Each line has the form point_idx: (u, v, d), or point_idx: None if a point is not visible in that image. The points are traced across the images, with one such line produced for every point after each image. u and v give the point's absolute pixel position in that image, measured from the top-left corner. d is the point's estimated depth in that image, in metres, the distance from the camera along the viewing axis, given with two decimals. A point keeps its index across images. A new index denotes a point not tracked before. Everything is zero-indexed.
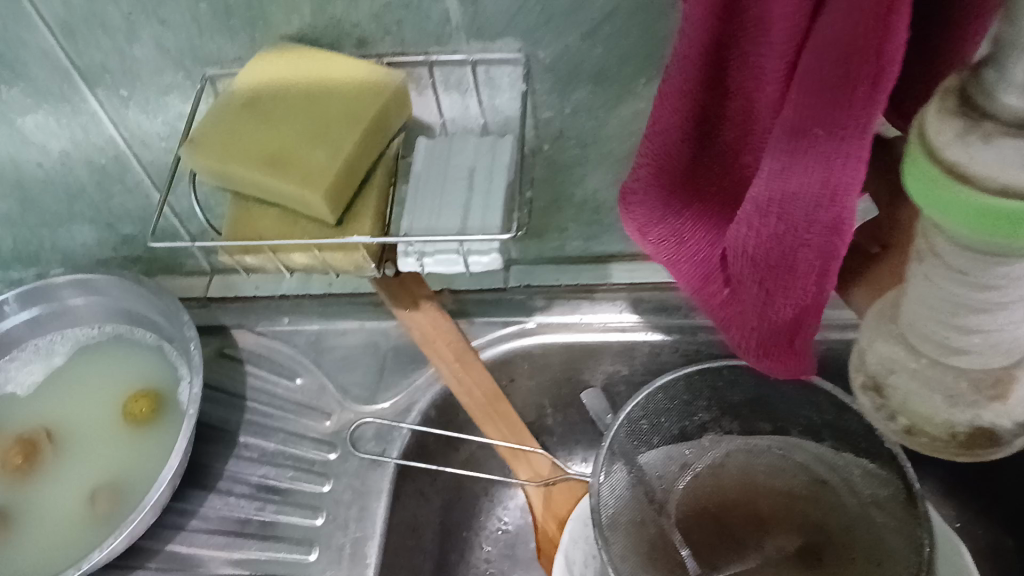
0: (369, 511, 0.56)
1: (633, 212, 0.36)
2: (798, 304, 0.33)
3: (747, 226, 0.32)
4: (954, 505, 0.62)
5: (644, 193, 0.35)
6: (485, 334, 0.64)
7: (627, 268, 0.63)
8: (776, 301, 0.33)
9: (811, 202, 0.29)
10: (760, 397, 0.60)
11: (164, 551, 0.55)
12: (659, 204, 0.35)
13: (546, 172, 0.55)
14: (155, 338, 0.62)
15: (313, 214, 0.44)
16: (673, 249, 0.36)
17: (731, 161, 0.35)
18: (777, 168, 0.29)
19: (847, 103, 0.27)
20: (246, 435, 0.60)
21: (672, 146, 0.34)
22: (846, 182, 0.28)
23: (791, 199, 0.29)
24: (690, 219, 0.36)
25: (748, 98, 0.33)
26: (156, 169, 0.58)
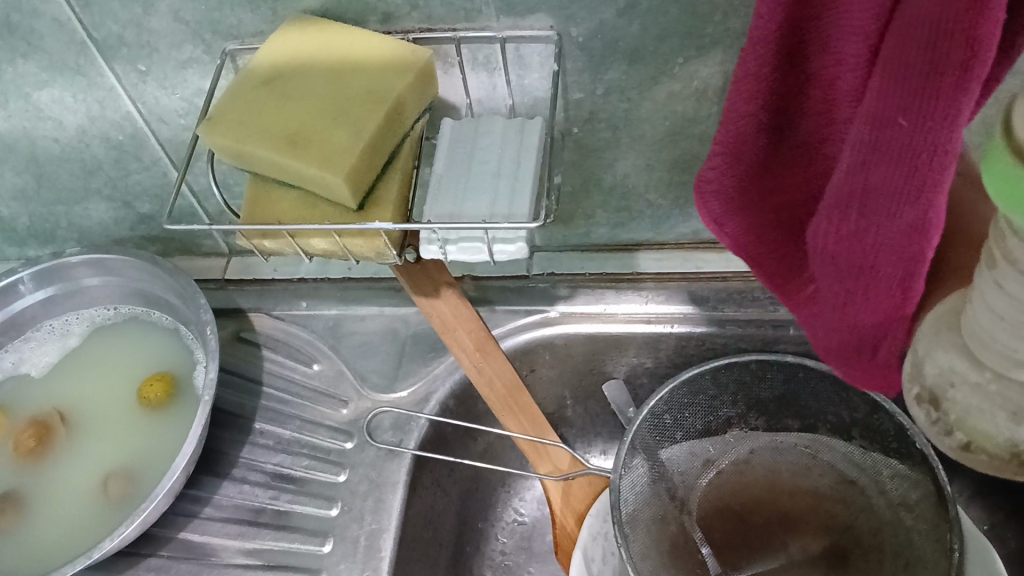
0: (384, 503, 0.55)
1: (705, 208, 0.37)
2: (879, 305, 0.32)
3: (825, 221, 0.31)
4: (987, 508, 0.60)
5: (718, 184, 0.36)
6: (507, 322, 0.62)
7: (655, 257, 0.61)
8: (857, 304, 0.32)
9: (893, 198, 0.28)
10: (790, 393, 0.57)
11: (176, 539, 0.54)
12: (735, 197, 0.36)
13: (574, 155, 0.53)
14: (170, 320, 0.61)
15: (334, 199, 0.43)
16: (752, 242, 0.37)
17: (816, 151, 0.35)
18: (857, 162, 0.28)
19: (931, 93, 0.25)
20: (261, 422, 0.59)
21: (747, 138, 0.34)
22: (933, 178, 0.27)
23: (871, 194, 0.28)
24: (771, 212, 0.36)
25: (828, 86, 0.32)
26: (174, 146, 0.57)
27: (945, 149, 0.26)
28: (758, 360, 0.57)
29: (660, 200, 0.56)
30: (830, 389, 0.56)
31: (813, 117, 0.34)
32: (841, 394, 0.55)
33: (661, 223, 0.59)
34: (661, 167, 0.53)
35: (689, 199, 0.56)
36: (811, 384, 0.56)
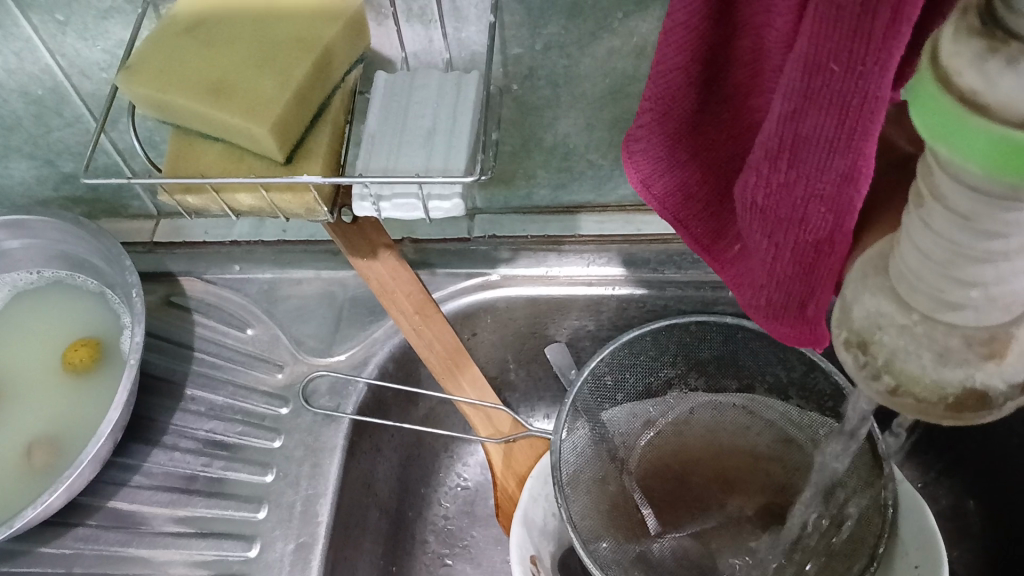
0: (321, 468, 0.53)
1: (637, 162, 0.37)
2: (809, 263, 0.33)
3: (758, 174, 0.32)
4: (916, 466, 0.61)
5: (647, 142, 0.36)
6: (447, 286, 0.61)
7: (596, 219, 0.60)
8: (789, 261, 0.34)
9: (827, 147, 0.29)
10: (728, 355, 0.58)
11: (105, 508, 0.53)
12: (663, 152, 0.36)
13: (514, 113, 0.52)
14: (96, 284, 0.59)
15: (262, 151, 0.41)
16: (680, 203, 0.38)
17: (743, 102, 0.35)
18: (789, 111, 0.29)
19: (866, 38, 0.26)
20: (193, 388, 0.57)
21: (676, 88, 0.34)
22: (864, 126, 0.28)
23: (803, 142, 0.30)
24: (697, 169, 0.37)
25: (758, 34, 0.32)
26: (97, 101, 0.54)
27: (876, 96, 0.27)
28: (696, 322, 0.57)
29: (600, 160, 0.56)
30: (768, 350, 0.57)
31: (742, 66, 0.34)
32: (778, 352, 0.56)
33: (602, 184, 0.58)
34: (602, 126, 0.53)
35: None
36: (749, 342, 0.57)
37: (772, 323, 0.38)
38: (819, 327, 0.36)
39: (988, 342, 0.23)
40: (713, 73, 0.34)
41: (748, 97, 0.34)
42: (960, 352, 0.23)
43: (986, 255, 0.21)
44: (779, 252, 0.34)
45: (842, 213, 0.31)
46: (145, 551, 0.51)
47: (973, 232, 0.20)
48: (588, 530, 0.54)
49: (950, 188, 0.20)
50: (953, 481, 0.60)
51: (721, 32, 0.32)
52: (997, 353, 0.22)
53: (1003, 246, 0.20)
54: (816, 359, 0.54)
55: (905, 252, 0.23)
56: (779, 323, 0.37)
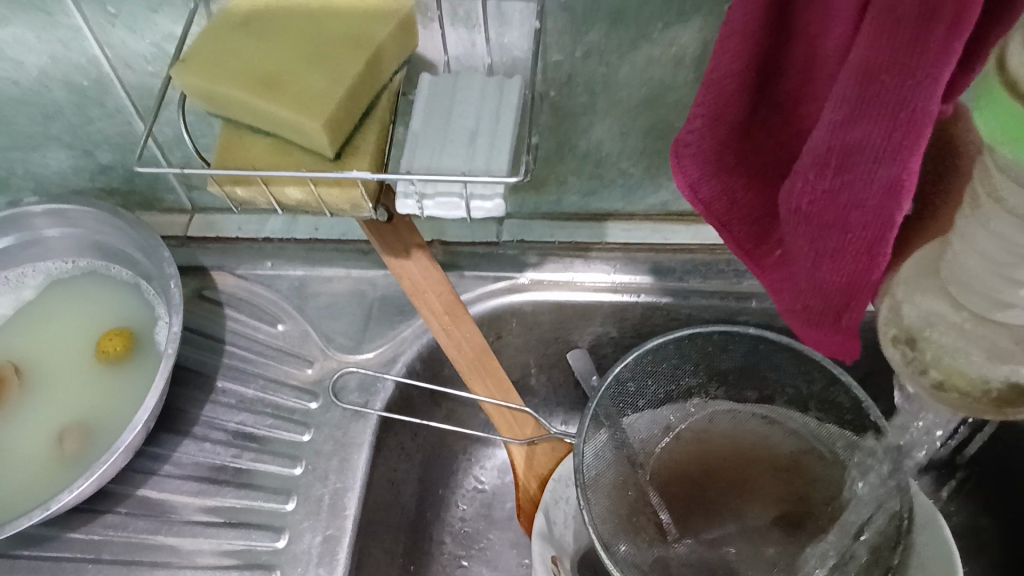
0: (350, 463, 0.54)
1: (685, 165, 0.38)
2: (850, 271, 0.35)
3: (803, 181, 0.34)
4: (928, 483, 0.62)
5: (695, 147, 0.37)
6: (475, 288, 0.62)
7: (624, 227, 0.62)
8: (830, 269, 0.35)
9: (873, 158, 0.30)
10: (749, 366, 0.59)
11: (135, 496, 0.54)
12: (710, 157, 0.37)
13: (551, 119, 0.53)
14: (130, 274, 0.60)
15: (312, 146, 0.42)
16: (725, 207, 0.39)
17: (792, 108, 0.37)
18: (839, 121, 0.31)
19: (921, 50, 0.27)
20: (223, 380, 0.58)
21: (726, 96, 0.35)
22: (911, 139, 0.29)
23: (851, 152, 0.31)
24: (744, 174, 0.38)
25: (812, 42, 0.33)
26: (141, 94, 0.55)
27: (926, 108, 0.28)
28: (721, 331, 0.58)
29: (631, 168, 0.57)
30: (791, 362, 0.58)
31: (793, 75, 0.35)
32: (801, 364, 0.57)
33: (632, 192, 0.59)
34: (636, 134, 0.54)
35: (660, 168, 0.57)
36: (772, 353, 0.58)
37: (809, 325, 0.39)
38: (855, 332, 0.38)
39: None
40: (764, 81, 0.35)
41: (797, 103, 0.36)
42: None
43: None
44: (820, 259, 0.36)
45: (886, 224, 0.32)
46: (173, 539, 0.52)
47: None
48: (609, 534, 0.54)
49: (1012, 187, 0.21)
50: (966, 498, 0.61)
51: (777, 40, 0.34)
52: None
53: None
54: (839, 374, 0.55)
55: (968, 254, 0.24)
56: (816, 324, 0.39)
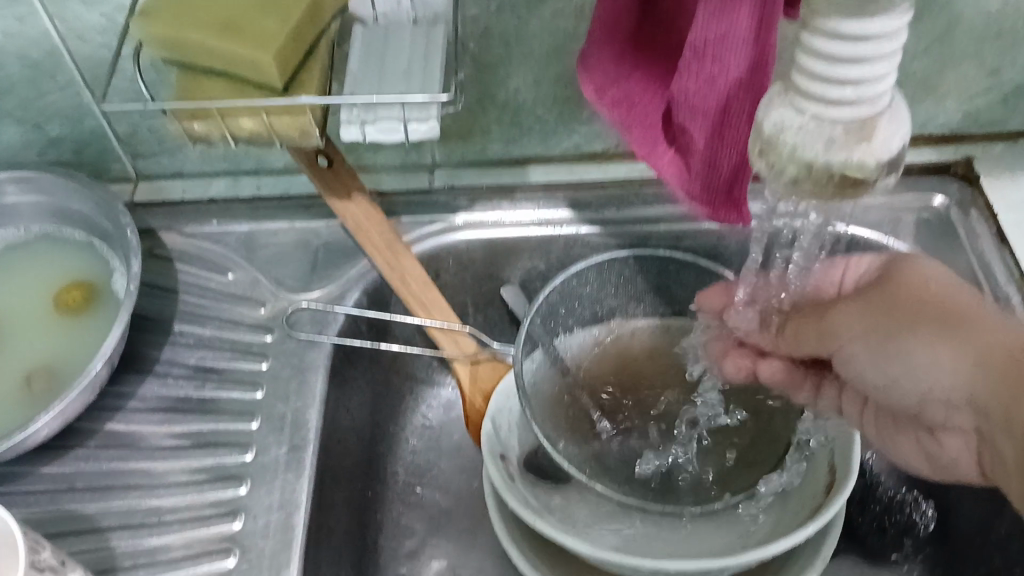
0: (308, 384, 0.59)
1: (593, 76, 0.47)
2: (735, 144, 0.43)
3: (688, 74, 0.41)
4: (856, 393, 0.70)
5: (599, 57, 0.47)
6: (413, 230, 0.68)
7: (543, 170, 0.69)
8: (721, 145, 0.44)
9: (738, 41, 0.39)
10: (663, 285, 0.67)
11: (103, 430, 0.56)
12: (612, 66, 0.46)
13: (472, 70, 0.60)
14: (84, 235, 0.63)
15: (262, 81, 0.47)
16: (625, 111, 0.47)
17: (670, 23, 0.45)
18: (709, 16, 0.38)
19: None
20: (181, 324, 0.62)
21: (620, 6, 0.44)
22: (767, 18, 0.38)
23: (720, 40, 0.39)
24: (638, 81, 0.46)
25: None
26: (92, 65, 0.59)
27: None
28: (636, 256, 0.65)
29: (546, 115, 0.64)
30: (695, 278, 0.66)
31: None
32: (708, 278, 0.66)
33: (548, 139, 0.66)
34: (548, 81, 0.61)
35: (571, 114, 0.64)
36: (679, 270, 0.66)
37: (706, 207, 0.48)
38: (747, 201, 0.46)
39: (862, 128, 0.31)
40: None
41: (674, 19, 0.44)
42: (842, 140, 0.31)
43: (858, 57, 0.29)
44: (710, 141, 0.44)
45: (756, 95, 0.41)
46: (144, 464, 0.55)
47: (851, 36, 0.29)
48: (548, 429, 0.62)
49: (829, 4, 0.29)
50: None
51: None
52: (867, 136, 0.31)
53: (865, 48, 0.29)
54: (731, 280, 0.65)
55: (800, 68, 0.31)
56: (710, 204, 0.47)
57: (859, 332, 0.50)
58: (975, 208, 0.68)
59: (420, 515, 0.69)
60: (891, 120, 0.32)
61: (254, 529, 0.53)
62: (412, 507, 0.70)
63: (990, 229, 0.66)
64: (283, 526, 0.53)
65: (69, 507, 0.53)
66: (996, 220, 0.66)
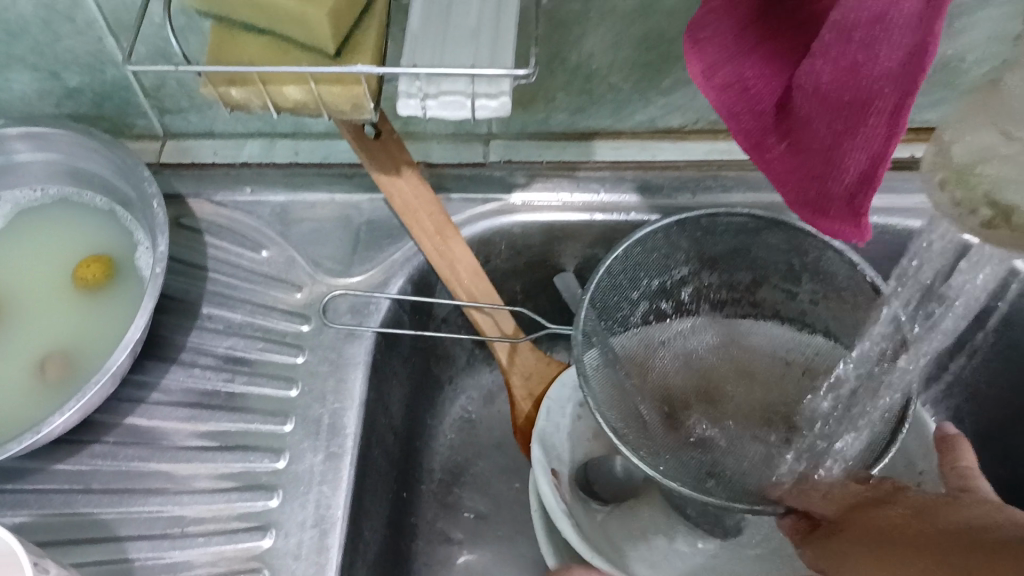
0: (345, 383, 0.54)
1: (701, 53, 0.39)
2: (868, 149, 0.35)
3: (825, 55, 0.34)
4: (956, 409, 0.64)
5: (715, 31, 0.39)
6: (464, 210, 0.61)
7: (612, 145, 0.61)
8: (846, 147, 0.36)
9: (904, 23, 0.31)
10: (741, 247, 0.58)
11: (123, 425, 0.51)
12: (730, 42, 0.38)
13: (545, 29, 0.51)
14: (106, 201, 0.57)
15: (312, 40, 0.40)
16: (736, 94, 0.39)
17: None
18: None
19: None
20: (208, 306, 0.56)
21: None
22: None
23: (878, 20, 0.32)
24: (757, 62, 0.38)
25: None
26: (116, 8, 0.49)
27: None
28: (708, 215, 0.56)
29: (621, 83, 0.56)
30: (779, 242, 0.57)
31: None
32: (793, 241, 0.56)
33: (620, 109, 0.59)
34: (629, 44, 0.52)
35: (651, 82, 0.56)
36: (762, 235, 0.56)
37: (818, 215, 0.39)
38: (869, 220, 0.37)
39: None
40: None
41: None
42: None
43: None
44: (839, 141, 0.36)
45: (905, 91, 0.33)
46: (167, 466, 0.50)
47: None
48: (617, 421, 0.53)
49: None
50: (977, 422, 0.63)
51: None
52: None
53: None
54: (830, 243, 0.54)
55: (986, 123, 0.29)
56: (823, 214, 0.38)
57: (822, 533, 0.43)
58: None
59: (457, 520, 0.64)
60: None
61: (284, 548, 0.48)
62: (449, 508, 0.65)
63: None
64: (316, 548, 0.48)
65: (83, 510, 0.48)
66: None
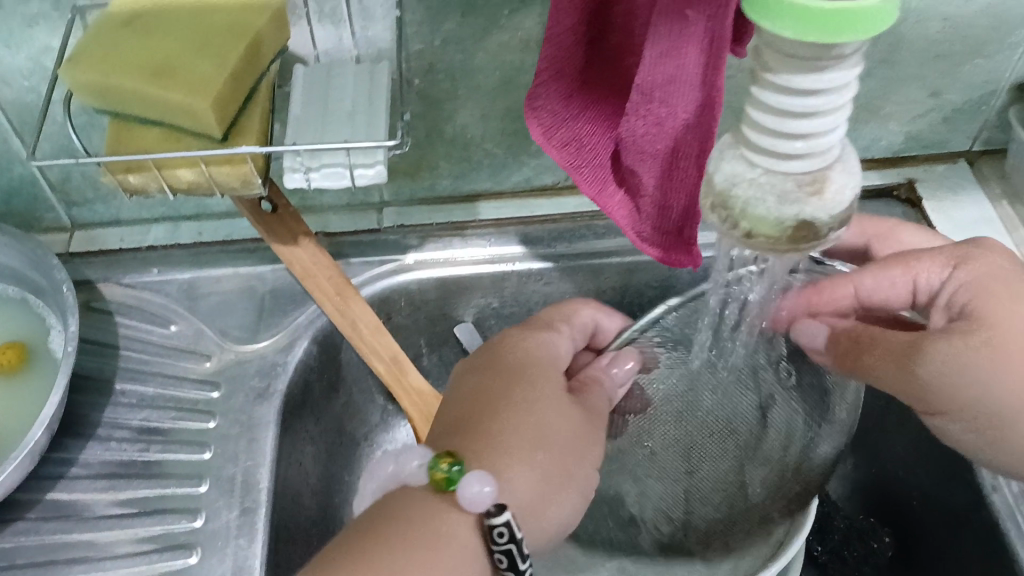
0: (258, 442, 0.57)
1: (540, 117, 0.44)
2: (686, 189, 0.42)
3: (638, 114, 0.40)
4: None
5: (546, 99, 0.44)
6: (363, 272, 0.66)
7: (494, 205, 0.68)
8: (670, 187, 0.42)
9: (688, 84, 0.37)
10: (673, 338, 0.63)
11: (44, 501, 0.54)
12: (559, 108, 0.44)
13: (419, 106, 0.58)
14: (17, 291, 0.60)
15: (201, 128, 0.45)
16: (575, 151, 0.45)
17: (620, 61, 0.43)
18: (658, 53, 0.37)
19: None
20: (122, 382, 0.59)
21: (565, 47, 0.41)
22: (716, 61, 0.36)
23: (669, 82, 0.38)
24: (587, 120, 0.44)
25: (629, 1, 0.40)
26: (19, 110, 0.55)
27: (721, 36, 0.35)
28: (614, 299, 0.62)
29: (495, 149, 0.62)
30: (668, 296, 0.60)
31: (617, 29, 0.41)
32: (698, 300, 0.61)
33: (498, 172, 0.65)
34: (495, 116, 0.59)
35: (520, 147, 0.62)
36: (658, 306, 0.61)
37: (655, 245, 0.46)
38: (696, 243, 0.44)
39: (813, 182, 0.35)
40: (595, 34, 0.42)
41: (623, 56, 0.42)
42: (793, 193, 0.35)
43: (803, 131, 0.33)
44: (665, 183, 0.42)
45: (703, 139, 0.39)
46: (88, 535, 0.53)
47: (805, 90, 0.31)
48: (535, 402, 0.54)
49: (780, 61, 0.31)
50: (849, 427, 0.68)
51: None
52: (818, 190, 0.35)
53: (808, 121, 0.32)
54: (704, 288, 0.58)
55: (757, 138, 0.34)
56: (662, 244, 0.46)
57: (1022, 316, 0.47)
58: (923, 230, 0.66)
59: None
60: (843, 173, 0.36)
61: None
62: None
63: None
64: None
65: None
66: None
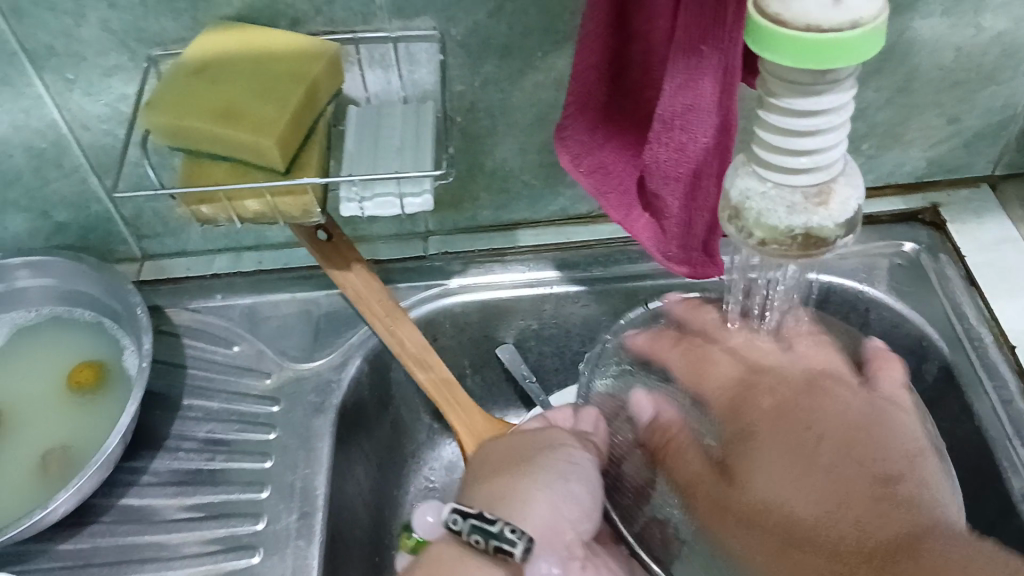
0: (314, 452, 0.61)
1: (568, 146, 0.49)
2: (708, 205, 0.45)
3: (658, 143, 0.43)
4: None
5: (574, 130, 0.48)
6: (410, 296, 0.70)
7: (532, 232, 0.72)
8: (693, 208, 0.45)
9: (704, 112, 0.41)
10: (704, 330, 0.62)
11: (118, 506, 0.59)
12: (586, 136, 0.48)
13: (461, 141, 0.62)
14: (93, 315, 0.65)
15: (266, 162, 0.50)
16: (601, 177, 0.49)
17: (639, 97, 0.47)
18: (676, 86, 0.40)
19: (720, 22, 0.38)
20: (189, 398, 0.64)
21: (590, 84, 0.46)
22: (730, 89, 0.39)
23: (688, 112, 0.41)
24: (611, 148, 0.49)
25: (645, 43, 0.44)
26: (98, 152, 0.61)
27: (732, 68, 0.39)
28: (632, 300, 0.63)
29: (532, 179, 0.67)
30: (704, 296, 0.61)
31: (636, 69, 0.45)
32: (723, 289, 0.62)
33: (536, 202, 0.69)
34: (532, 149, 0.64)
35: (556, 177, 0.67)
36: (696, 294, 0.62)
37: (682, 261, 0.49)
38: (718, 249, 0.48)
39: (819, 194, 0.41)
40: (616, 71, 0.46)
41: (643, 90, 0.46)
42: (802, 205, 0.41)
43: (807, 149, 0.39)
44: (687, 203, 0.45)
45: (723, 158, 0.42)
46: (159, 537, 0.57)
47: (805, 111, 0.37)
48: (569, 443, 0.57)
49: (784, 88, 0.37)
50: None
51: (618, 40, 0.44)
52: (824, 201, 0.42)
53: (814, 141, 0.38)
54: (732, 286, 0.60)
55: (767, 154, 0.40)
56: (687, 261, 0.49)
57: (765, 483, 0.51)
58: (946, 251, 0.69)
59: None
60: (845, 186, 0.42)
61: None
62: None
63: (962, 272, 0.67)
64: None
65: None
66: (968, 263, 0.67)
